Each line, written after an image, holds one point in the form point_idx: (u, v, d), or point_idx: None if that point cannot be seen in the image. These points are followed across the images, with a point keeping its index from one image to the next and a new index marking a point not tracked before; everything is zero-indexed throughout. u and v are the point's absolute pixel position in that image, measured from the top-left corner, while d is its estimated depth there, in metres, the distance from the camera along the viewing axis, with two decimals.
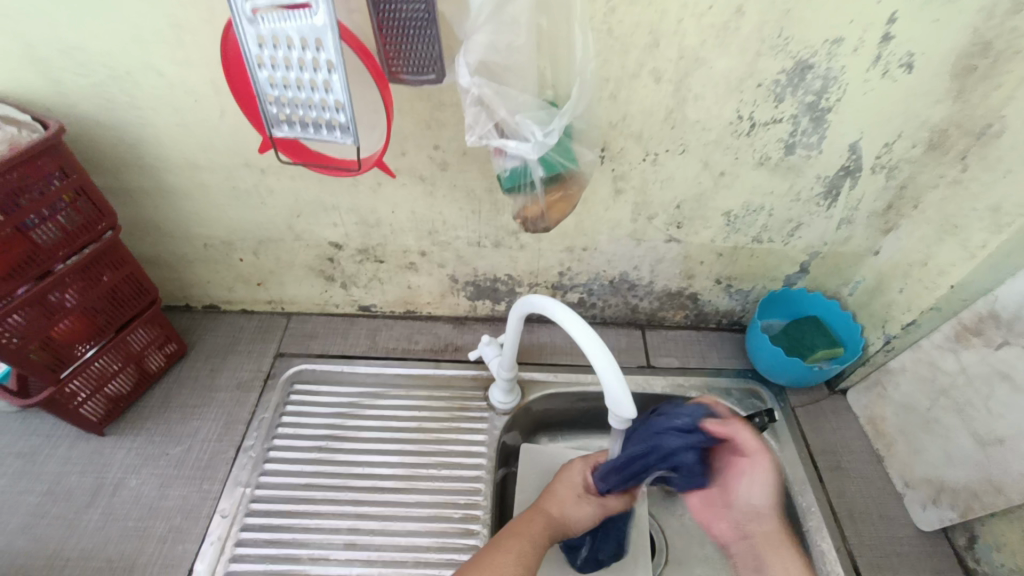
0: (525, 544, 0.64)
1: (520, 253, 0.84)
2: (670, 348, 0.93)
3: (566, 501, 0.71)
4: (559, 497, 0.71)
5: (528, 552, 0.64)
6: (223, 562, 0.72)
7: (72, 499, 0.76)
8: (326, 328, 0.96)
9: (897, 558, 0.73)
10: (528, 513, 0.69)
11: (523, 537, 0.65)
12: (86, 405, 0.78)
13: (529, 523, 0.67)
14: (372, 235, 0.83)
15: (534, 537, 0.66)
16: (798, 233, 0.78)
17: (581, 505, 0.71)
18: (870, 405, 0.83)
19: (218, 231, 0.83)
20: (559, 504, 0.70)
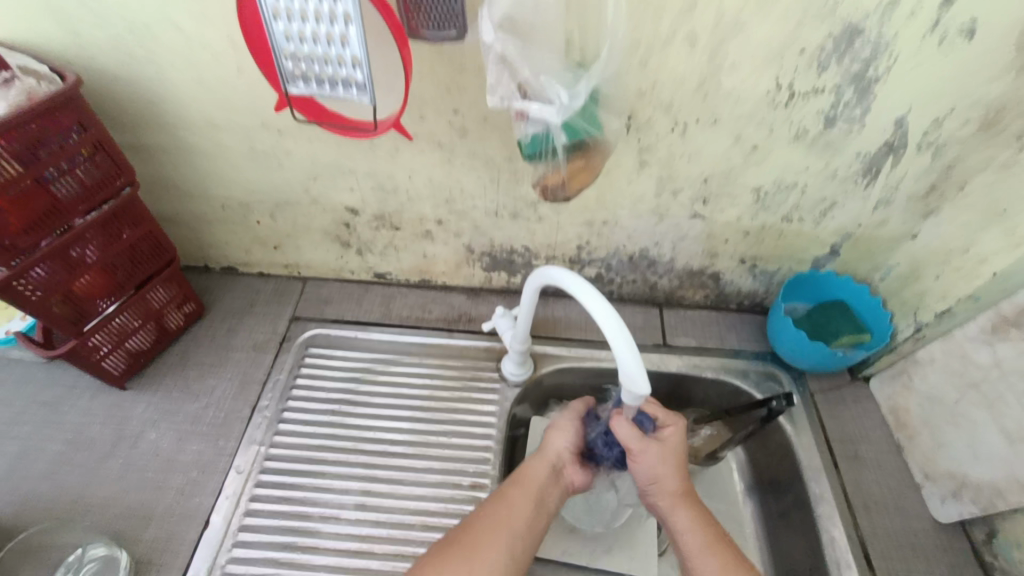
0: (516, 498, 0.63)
1: (538, 225, 0.82)
2: (688, 328, 0.91)
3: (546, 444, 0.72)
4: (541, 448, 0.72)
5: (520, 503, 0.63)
6: (237, 515, 0.74)
7: (94, 449, 0.78)
8: (341, 294, 0.96)
9: (910, 549, 0.71)
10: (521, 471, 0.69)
11: (515, 492, 0.64)
12: (108, 359, 0.80)
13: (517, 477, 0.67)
14: (389, 202, 0.81)
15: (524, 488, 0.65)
16: (831, 214, 0.75)
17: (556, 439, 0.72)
18: (894, 394, 0.80)
19: (234, 192, 0.83)
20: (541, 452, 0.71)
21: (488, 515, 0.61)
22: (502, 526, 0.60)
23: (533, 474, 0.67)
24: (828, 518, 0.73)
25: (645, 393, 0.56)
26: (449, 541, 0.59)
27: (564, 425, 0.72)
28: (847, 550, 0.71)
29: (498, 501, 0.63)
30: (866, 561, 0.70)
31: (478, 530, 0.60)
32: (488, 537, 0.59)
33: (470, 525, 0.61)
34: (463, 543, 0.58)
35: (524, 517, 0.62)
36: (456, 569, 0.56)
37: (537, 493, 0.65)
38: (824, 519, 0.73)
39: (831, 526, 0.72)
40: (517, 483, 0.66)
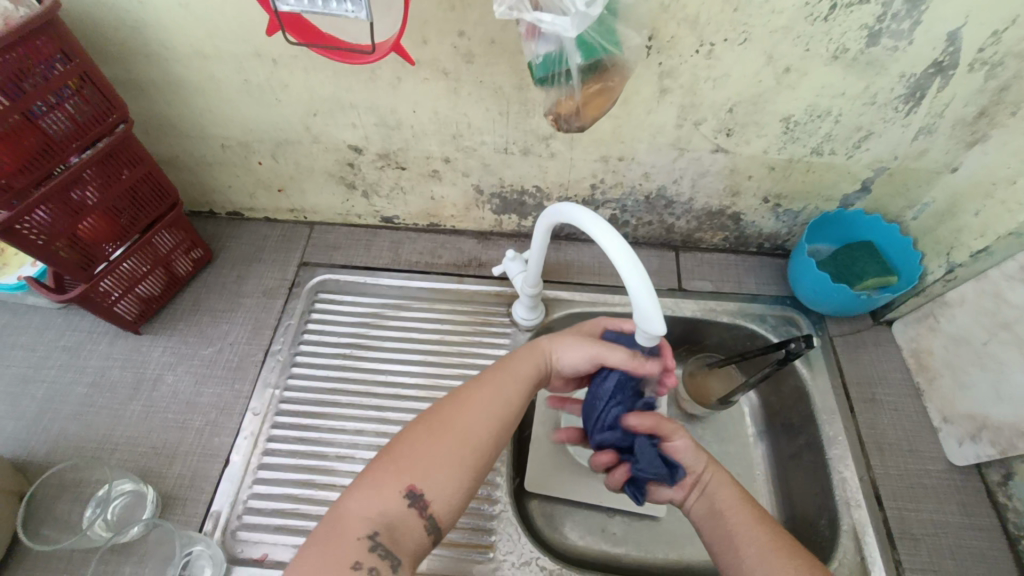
0: (507, 382, 0.60)
1: (550, 162, 0.78)
2: (705, 272, 0.88)
3: (558, 342, 0.64)
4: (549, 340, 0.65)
5: (509, 389, 0.60)
6: (256, 455, 0.75)
7: (116, 391, 0.80)
8: (349, 239, 0.94)
9: (923, 489, 0.71)
10: (521, 351, 0.63)
11: (506, 375, 0.60)
12: (120, 304, 0.80)
13: (516, 361, 0.62)
14: (394, 139, 0.78)
15: (520, 376, 0.61)
16: (865, 145, 0.70)
17: (571, 350, 0.64)
18: (917, 337, 0.78)
19: (234, 131, 0.79)
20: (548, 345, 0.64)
21: (474, 399, 0.58)
22: (488, 413, 0.57)
23: (528, 369, 0.62)
24: (839, 459, 0.72)
25: (661, 332, 0.54)
26: (435, 422, 0.56)
27: (580, 348, 0.63)
28: (857, 491, 0.70)
29: (485, 386, 0.59)
30: (876, 501, 0.70)
31: (463, 414, 0.57)
32: (474, 424, 0.56)
33: (457, 406, 0.57)
34: (449, 426, 0.56)
35: (510, 405, 0.59)
36: (442, 452, 0.54)
37: (527, 381, 0.61)
38: (836, 460, 0.72)
39: (842, 467, 0.72)
40: (505, 369, 0.61)
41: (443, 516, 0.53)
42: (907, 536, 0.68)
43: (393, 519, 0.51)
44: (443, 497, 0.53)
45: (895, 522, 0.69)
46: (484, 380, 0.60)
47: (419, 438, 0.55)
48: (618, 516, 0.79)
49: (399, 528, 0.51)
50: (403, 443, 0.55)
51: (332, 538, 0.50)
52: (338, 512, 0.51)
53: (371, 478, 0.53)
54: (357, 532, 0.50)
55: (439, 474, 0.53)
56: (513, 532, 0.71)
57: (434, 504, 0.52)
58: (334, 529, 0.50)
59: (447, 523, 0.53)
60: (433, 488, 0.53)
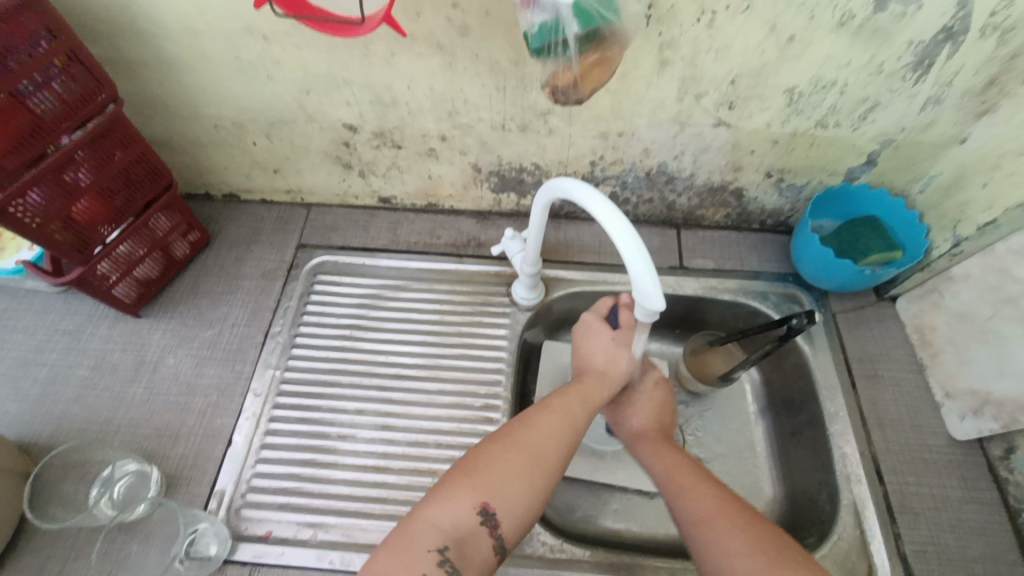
0: (572, 403, 0.62)
1: (548, 139, 0.76)
2: (706, 250, 0.87)
3: (602, 351, 0.66)
4: (598, 352, 0.67)
5: (575, 410, 0.62)
6: (259, 435, 0.76)
7: (117, 374, 0.80)
8: (347, 221, 0.93)
9: (923, 464, 0.70)
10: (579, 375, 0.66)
11: (571, 396, 0.63)
12: (118, 287, 0.79)
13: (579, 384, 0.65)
14: (389, 117, 0.76)
15: (585, 398, 0.63)
16: (871, 117, 0.68)
17: (616, 356, 0.65)
18: (920, 313, 0.77)
19: (226, 110, 0.78)
20: (601, 359, 0.66)
21: (544, 422, 0.60)
22: (554, 438, 0.59)
23: (588, 388, 0.64)
24: (840, 435, 0.72)
25: (660, 309, 0.53)
26: (509, 442, 0.57)
27: (621, 354, 0.65)
28: (857, 466, 0.70)
29: (555, 410, 0.61)
30: (876, 476, 0.70)
31: (535, 436, 0.58)
32: (544, 446, 0.58)
33: (527, 424, 0.59)
34: (522, 446, 0.57)
35: (577, 432, 0.61)
36: (516, 468, 0.55)
37: (592, 408, 0.63)
38: (836, 436, 0.72)
39: (842, 443, 0.72)
40: (570, 394, 0.63)
41: (510, 536, 0.54)
42: (907, 510, 0.68)
43: (465, 534, 0.51)
44: (514, 513, 0.53)
45: (896, 496, 0.69)
46: (552, 404, 0.62)
47: (493, 456, 0.56)
48: (618, 493, 0.80)
49: (468, 544, 0.51)
50: (476, 459, 0.56)
51: (403, 546, 0.50)
52: (410, 520, 0.52)
53: (443, 490, 0.54)
54: (430, 543, 0.50)
55: (511, 493, 0.54)
56: None
57: (504, 523, 0.53)
58: (405, 540, 0.50)
59: (511, 543, 0.54)
60: (504, 506, 0.53)
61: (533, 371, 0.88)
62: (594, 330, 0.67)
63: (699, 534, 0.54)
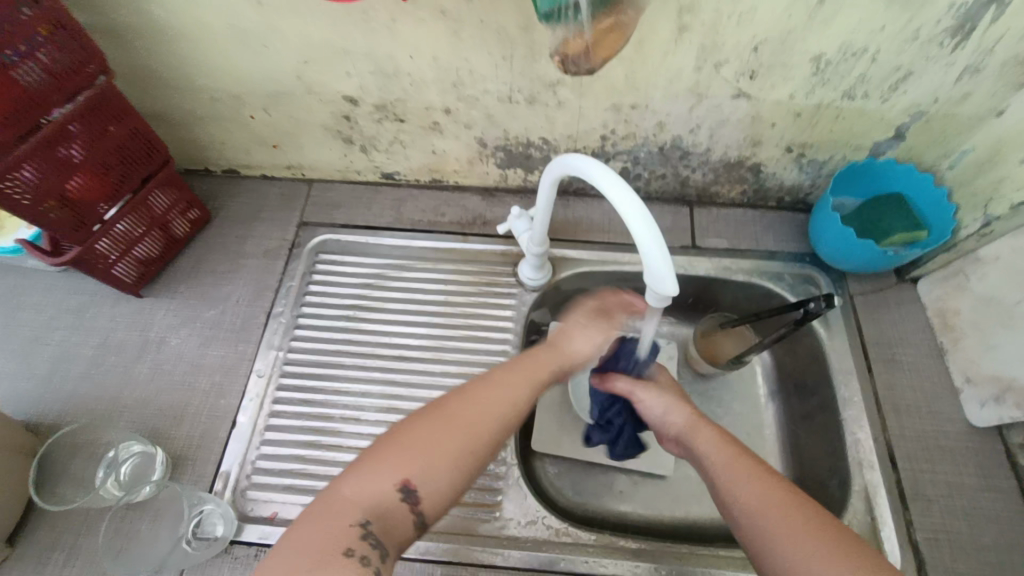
0: (521, 377, 0.59)
1: (558, 111, 0.73)
2: (720, 228, 0.84)
3: (578, 335, 0.66)
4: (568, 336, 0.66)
5: (521, 385, 0.58)
6: (263, 417, 0.75)
7: (122, 353, 0.80)
8: (350, 198, 0.91)
9: (938, 451, 0.69)
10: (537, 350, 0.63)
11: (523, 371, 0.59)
12: (118, 266, 0.78)
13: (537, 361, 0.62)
14: (390, 88, 0.73)
15: (537, 374, 0.60)
16: (903, 87, 0.63)
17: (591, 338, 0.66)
18: (943, 296, 0.74)
19: (223, 82, 0.75)
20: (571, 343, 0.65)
21: (484, 394, 0.56)
22: (494, 410, 0.55)
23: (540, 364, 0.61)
24: (853, 421, 0.70)
25: (674, 293, 0.51)
26: (445, 412, 0.53)
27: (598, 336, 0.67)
28: (871, 452, 0.69)
29: (491, 385, 0.57)
30: (890, 462, 0.68)
31: (469, 409, 0.54)
32: (476, 419, 0.53)
33: (469, 395, 0.55)
34: (453, 418, 0.53)
35: (518, 408, 0.57)
36: (447, 439, 0.51)
37: (538, 384, 0.59)
38: (850, 422, 0.71)
39: (856, 428, 0.70)
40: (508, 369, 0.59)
41: (434, 511, 0.50)
42: (920, 498, 0.66)
43: (385, 509, 0.47)
44: (440, 486, 0.49)
45: (909, 483, 0.67)
46: (490, 378, 0.58)
47: (420, 429, 0.52)
48: (625, 475, 0.80)
49: (390, 516, 0.47)
50: (404, 431, 0.51)
51: (325, 515, 0.46)
52: (330, 493, 0.47)
53: (372, 459, 0.50)
54: (348, 518, 0.46)
55: (438, 466, 0.50)
56: (518, 492, 0.71)
57: (428, 498, 0.49)
58: (324, 513, 0.46)
59: (435, 519, 0.50)
60: (430, 478, 0.49)
61: None
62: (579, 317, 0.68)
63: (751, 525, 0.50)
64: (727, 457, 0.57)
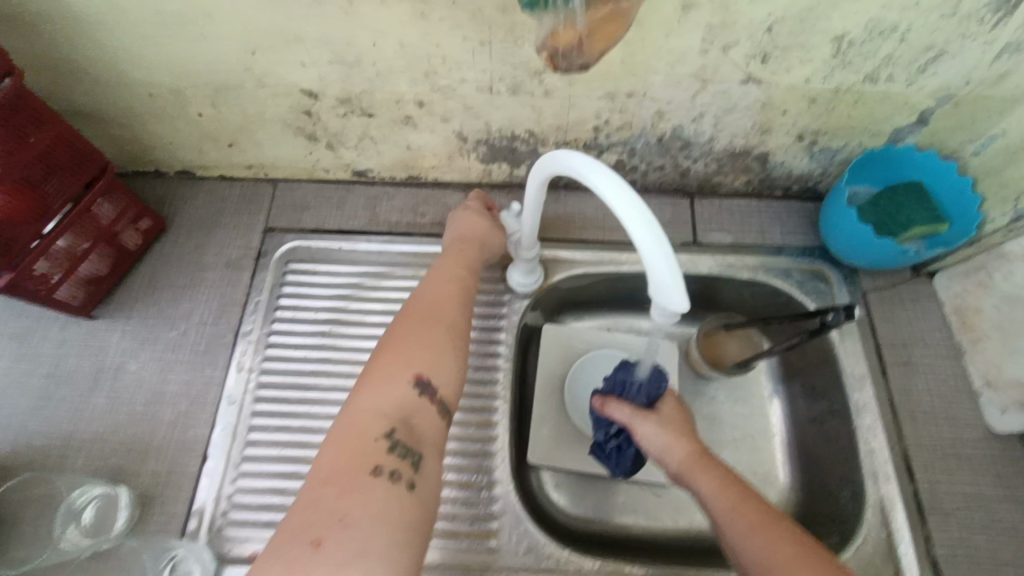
0: (462, 267, 0.66)
1: (545, 101, 0.65)
2: (724, 222, 0.78)
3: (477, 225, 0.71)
4: (466, 225, 0.71)
5: (467, 273, 0.66)
6: (237, 446, 0.69)
7: (75, 383, 0.73)
8: (319, 198, 0.83)
9: (956, 460, 0.65)
10: (459, 246, 0.69)
11: (461, 263, 0.67)
12: (63, 288, 0.70)
13: (463, 254, 0.68)
14: (354, 79, 0.64)
15: (472, 263, 0.68)
16: (933, 68, 0.56)
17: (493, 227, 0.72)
18: (965, 294, 0.69)
19: (160, 76, 0.65)
20: (469, 230, 0.71)
21: (442, 290, 0.63)
22: (456, 296, 0.63)
23: (464, 253, 0.68)
24: (867, 430, 0.66)
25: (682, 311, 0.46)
26: (421, 313, 0.59)
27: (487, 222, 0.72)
28: (885, 464, 0.65)
29: (446, 281, 0.64)
30: (904, 473, 0.65)
31: (439, 309, 0.60)
32: (451, 311, 0.61)
33: (432, 296, 0.62)
34: (433, 319, 0.59)
35: (469, 290, 0.65)
36: (434, 332, 0.58)
37: (473, 269, 0.67)
38: (863, 431, 0.67)
39: (869, 438, 0.66)
40: (454, 264, 0.66)
41: (451, 398, 0.55)
42: (937, 511, 0.63)
43: (407, 409, 0.52)
44: (450, 375, 0.56)
45: (926, 495, 0.64)
46: (440, 277, 0.65)
47: (409, 335, 0.57)
48: (627, 487, 0.76)
49: (414, 418, 0.52)
50: (391, 345, 0.56)
51: (348, 440, 0.49)
52: (347, 415, 0.51)
53: (375, 378, 0.53)
54: (374, 427, 0.50)
55: (438, 359, 0.56)
56: (513, 518, 0.67)
57: (443, 386, 0.55)
58: (348, 434, 0.49)
59: (455, 404, 0.56)
60: (437, 371, 0.55)
61: (533, 361, 0.82)
62: (465, 216, 0.72)
63: None
64: (733, 501, 0.54)
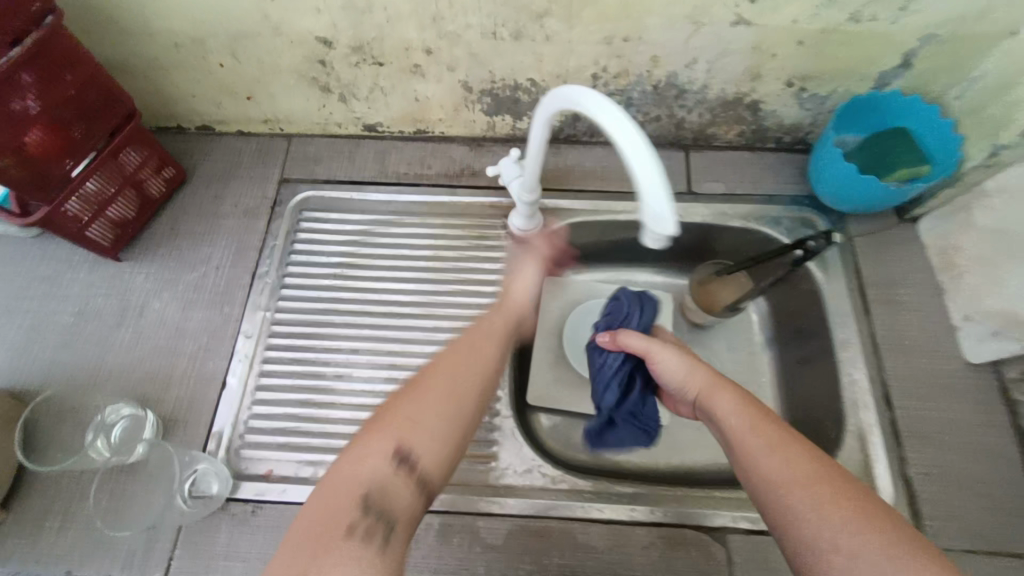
0: (488, 333, 0.61)
1: (546, 47, 0.68)
2: (718, 173, 0.81)
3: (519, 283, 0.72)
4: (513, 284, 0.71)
5: (492, 338, 0.61)
6: (253, 376, 0.74)
7: (102, 320, 0.77)
8: (331, 152, 0.87)
9: (937, 389, 0.68)
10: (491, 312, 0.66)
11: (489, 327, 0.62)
12: (92, 228, 0.75)
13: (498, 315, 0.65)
14: (366, 26, 0.68)
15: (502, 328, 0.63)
16: (912, 6, 0.60)
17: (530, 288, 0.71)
18: (947, 233, 0.72)
19: (185, 24, 0.70)
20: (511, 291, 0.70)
21: (459, 354, 0.57)
22: (473, 360, 0.56)
23: (497, 319, 0.65)
24: (851, 362, 0.70)
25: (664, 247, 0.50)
26: (429, 378, 0.53)
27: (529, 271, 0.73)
28: (867, 393, 0.68)
29: (466, 343, 0.58)
30: (886, 402, 0.68)
31: (451, 373, 0.54)
32: (463, 375, 0.54)
33: (444, 358, 0.56)
34: (438, 380, 0.53)
35: (494, 357, 0.59)
36: (436, 399, 0.51)
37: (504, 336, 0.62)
38: (848, 363, 0.70)
39: (853, 370, 0.70)
40: (486, 330, 0.62)
41: (439, 474, 0.49)
42: (917, 435, 0.66)
43: (385, 479, 0.46)
44: (442, 448, 0.49)
45: (906, 421, 0.67)
46: (463, 340, 0.59)
47: (411, 397, 0.51)
48: None
49: (394, 492, 0.46)
50: (390, 404, 0.51)
51: (323, 504, 0.45)
52: (329, 477, 0.47)
53: (363, 440, 0.48)
54: (347, 498, 0.45)
55: (431, 426, 0.49)
56: (513, 443, 0.71)
57: (430, 461, 0.48)
58: (325, 495, 0.46)
59: (443, 480, 0.49)
60: (427, 443, 0.48)
61: (534, 309, 0.85)
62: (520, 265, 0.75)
63: (786, 497, 0.47)
64: (755, 421, 0.54)
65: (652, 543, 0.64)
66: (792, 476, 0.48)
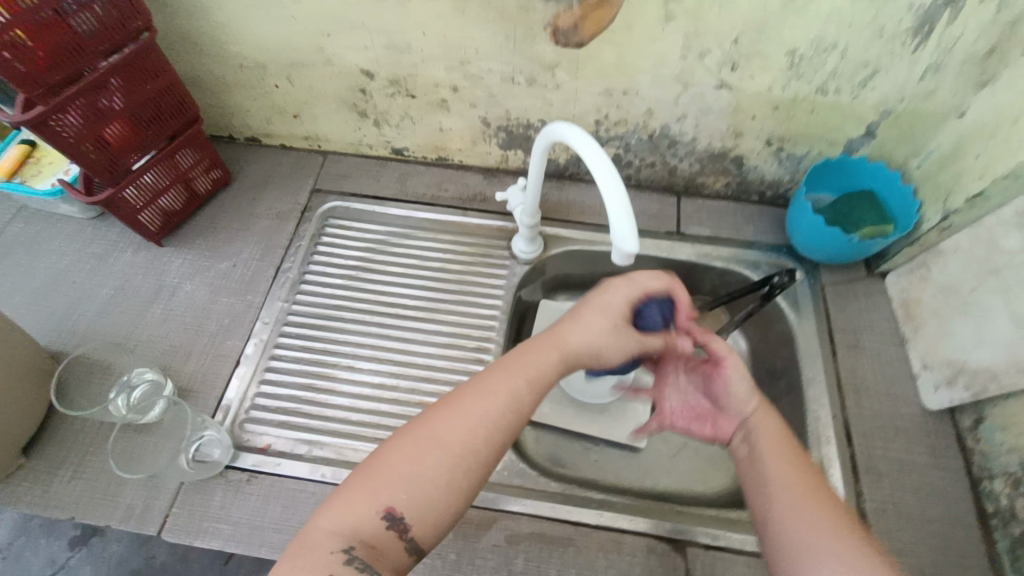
0: (515, 380, 0.57)
1: (555, 94, 0.79)
2: (704, 218, 0.89)
3: (593, 324, 0.62)
4: (581, 327, 0.62)
5: (515, 386, 0.57)
6: (264, 359, 0.81)
7: (138, 296, 0.86)
8: (360, 170, 0.97)
9: (894, 430, 0.72)
10: (522, 348, 0.60)
11: (516, 373, 0.57)
12: (144, 214, 0.85)
13: (534, 354, 0.59)
14: (402, 64, 0.80)
15: (530, 374, 0.58)
16: (871, 83, 0.69)
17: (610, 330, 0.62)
18: (908, 287, 0.78)
19: (251, 50, 0.82)
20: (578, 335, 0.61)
21: (466, 407, 0.55)
22: (479, 420, 0.54)
23: (531, 362, 0.58)
24: (815, 398, 0.75)
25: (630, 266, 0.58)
26: (428, 435, 0.52)
27: (599, 321, 0.62)
28: (828, 427, 0.73)
29: (477, 390, 0.56)
30: (846, 438, 0.72)
31: (452, 431, 0.53)
32: (466, 436, 0.53)
33: (448, 409, 0.55)
34: (440, 444, 0.52)
35: (510, 410, 0.56)
36: (432, 459, 0.51)
37: (533, 382, 0.57)
38: (812, 398, 0.75)
39: (817, 405, 0.74)
40: (517, 372, 0.57)
41: (427, 536, 0.50)
42: (872, 472, 0.70)
43: (367, 536, 0.48)
44: (432, 514, 0.50)
45: (863, 457, 0.71)
46: (479, 387, 0.56)
47: (406, 453, 0.52)
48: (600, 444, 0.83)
49: (379, 548, 0.48)
50: (384, 456, 0.52)
51: (304, 550, 0.47)
52: (311, 525, 0.49)
53: (350, 492, 0.50)
54: (331, 552, 0.47)
55: (419, 489, 0.50)
56: None
57: (417, 523, 0.50)
58: (307, 542, 0.47)
59: (430, 543, 0.51)
60: (415, 506, 0.50)
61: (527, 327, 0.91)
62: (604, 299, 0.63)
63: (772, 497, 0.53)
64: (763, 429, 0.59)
65: (615, 549, 0.68)
66: (781, 479, 0.54)
